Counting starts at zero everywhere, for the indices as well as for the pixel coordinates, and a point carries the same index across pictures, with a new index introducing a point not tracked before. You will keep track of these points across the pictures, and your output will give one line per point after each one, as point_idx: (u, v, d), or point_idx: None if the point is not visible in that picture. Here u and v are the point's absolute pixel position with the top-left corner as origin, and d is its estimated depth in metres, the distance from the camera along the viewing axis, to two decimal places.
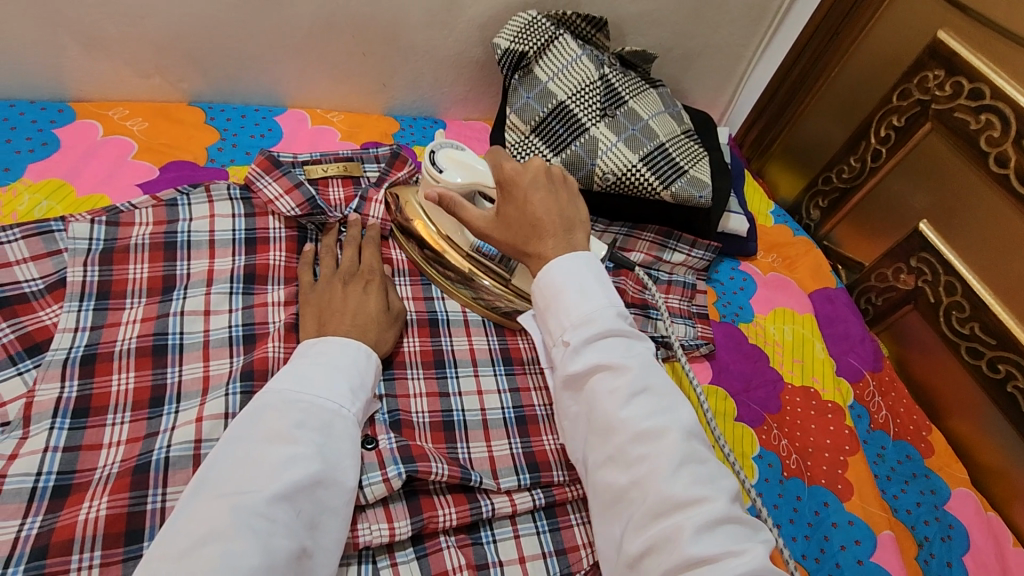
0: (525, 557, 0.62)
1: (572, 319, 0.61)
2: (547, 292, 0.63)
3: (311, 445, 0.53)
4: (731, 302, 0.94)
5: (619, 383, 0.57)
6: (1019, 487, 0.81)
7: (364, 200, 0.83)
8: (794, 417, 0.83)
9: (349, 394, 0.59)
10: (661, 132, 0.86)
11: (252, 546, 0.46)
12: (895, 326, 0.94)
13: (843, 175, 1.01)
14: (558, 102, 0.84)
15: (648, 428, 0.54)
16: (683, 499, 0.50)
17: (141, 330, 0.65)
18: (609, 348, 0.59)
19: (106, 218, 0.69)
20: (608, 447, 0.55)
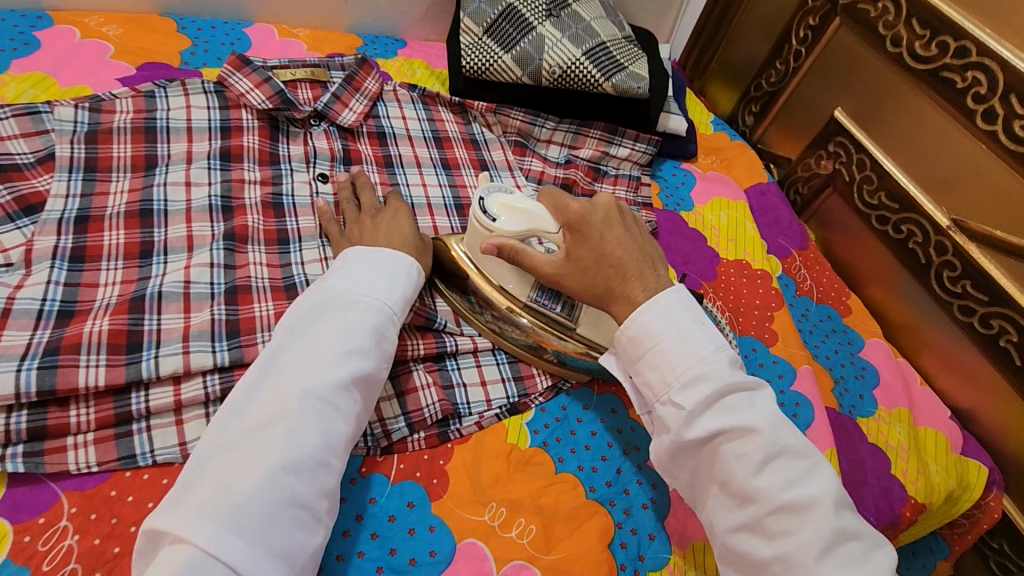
0: (486, 382, 0.70)
1: (678, 376, 0.56)
2: (644, 342, 0.58)
3: (366, 344, 0.56)
4: (673, 195, 1.04)
5: (747, 451, 0.52)
6: (925, 337, 0.91)
7: (334, 98, 0.89)
8: (727, 283, 0.93)
9: (400, 298, 0.61)
10: (601, 33, 0.95)
11: (312, 428, 0.50)
12: (819, 211, 1.05)
13: (771, 80, 1.11)
14: (507, 4, 0.92)
15: (789, 500, 0.51)
16: (782, 509, 0.50)
17: (129, 197, 0.71)
18: (731, 406, 0.54)
19: (89, 104, 0.75)
20: (743, 514, 0.52)
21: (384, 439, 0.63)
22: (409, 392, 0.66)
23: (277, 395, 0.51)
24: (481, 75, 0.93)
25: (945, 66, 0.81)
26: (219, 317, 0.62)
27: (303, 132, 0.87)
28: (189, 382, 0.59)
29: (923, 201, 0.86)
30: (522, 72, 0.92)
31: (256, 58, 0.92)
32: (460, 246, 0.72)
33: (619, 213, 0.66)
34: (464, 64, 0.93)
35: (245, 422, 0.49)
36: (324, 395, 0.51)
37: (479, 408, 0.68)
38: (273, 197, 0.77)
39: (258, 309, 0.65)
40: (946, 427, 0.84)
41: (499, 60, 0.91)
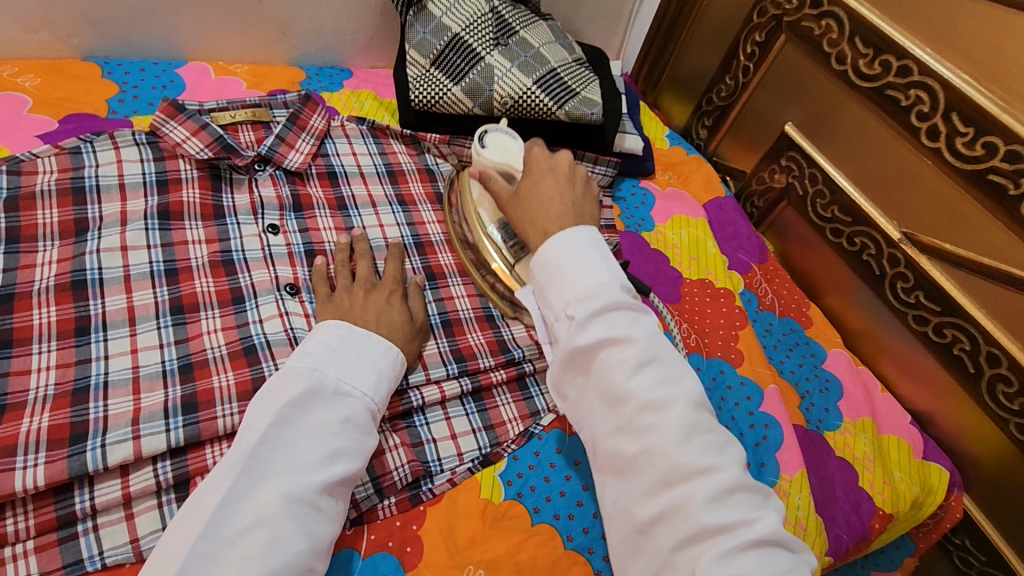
0: (457, 434, 0.68)
1: (576, 295, 0.59)
2: (549, 270, 0.61)
3: (349, 439, 0.56)
4: (634, 215, 1.03)
5: (626, 356, 0.55)
6: (884, 344, 0.93)
7: (279, 140, 0.85)
8: (692, 305, 0.93)
9: (377, 386, 0.61)
10: (551, 59, 0.93)
11: (298, 533, 0.50)
12: (776, 223, 1.06)
13: (721, 94, 1.12)
14: (453, 34, 0.89)
15: (657, 400, 0.53)
16: (651, 406, 0.53)
17: (58, 268, 0.66)
18: (616, 321, 0.57)
19: (7, 167, 0.70)
20: (618, 416, 0.54)
21: (353, 510, 0.60)
22: (376, 455, 0.63)
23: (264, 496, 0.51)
24: (431, 107, 0.91)
25: (889, 84, 0.82)
26: (173, 394, 0.59)
27: (247, 179, 0.82)
28: (139, 470, 0.55)
29: (874, 214, 0.88)
30: (473, 104, 0.89)
31: (191, 102, 0.87)
32: (498, 257, 0.79)
33: (570, 173, 0.73)
34: (413, 96, 0.90)
35: (232, 523, 0.49)
36: (311, 496, 0.52)
37: (450, 463, 0.66)
38: (220, 254, 0.73)
39: (215, 378, 0.62)
40: (908, 433, 0.86)
41: (449, 92, 0.89)
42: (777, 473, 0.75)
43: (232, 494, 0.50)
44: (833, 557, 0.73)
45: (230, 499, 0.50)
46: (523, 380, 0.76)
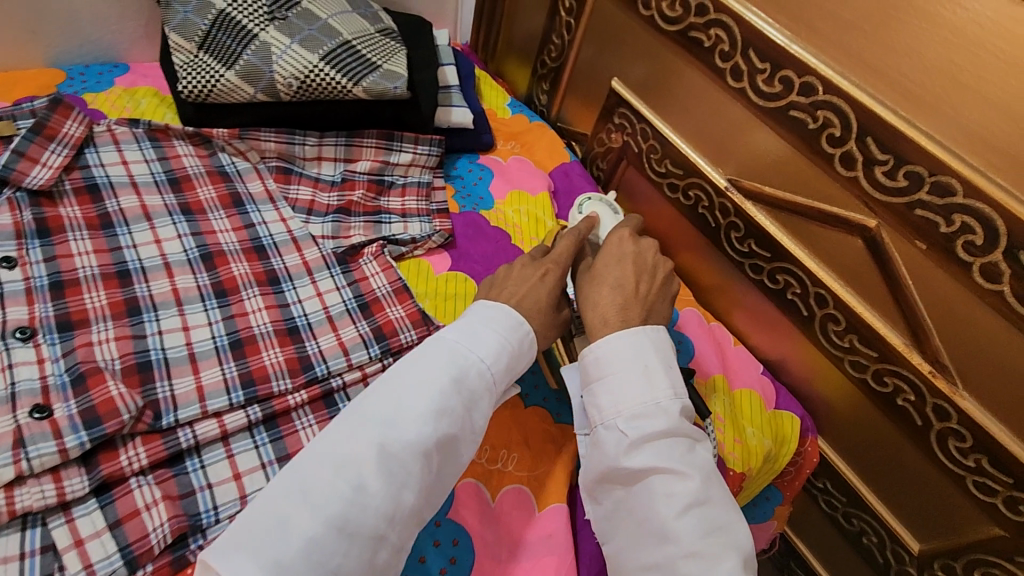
0: (241, 473, 0.59)
1: (628, 409, 0.58)
2: (606, 367, 0.61)
3: (455, 401, 0.54)
4: (470, 194, 0.96)
5: (676, 492, 0.54)
6: (735, 298, 0.89)
7: (14, 155, 0.71)
8: None
9: (493, 350, 0.59)
10: (343, 31, 0.84)
11: (382, 487, 0.49)
12: (621, 185, 1.02)
13: (552, 54, 1.06)
14: (218, 12, 0.79)
15: (703, 549, 0.51)
16: (693, 554, 0.51)
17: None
18: (664, 450, 0.56)
19: None
20: (659, 552, 0.53)
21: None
22: (128, 519, 0.53)
23: (352, 447, 0.50)
24: (207, 99, 0.79)
25: (691, 26, 0.78)
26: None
27: None
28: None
29: (702, 164, 0.85)
30: (254, 89, 0.78)
31: None
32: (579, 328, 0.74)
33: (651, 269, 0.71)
34: (181, 88, 0.78)
35: (320, 463, 0.50)
36: (400, 453, 0.51)
37: (229, 512, 0.57)
38: None
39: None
40: (760, 384, 0.84)
41: (222, 78, 0.77)
42: None
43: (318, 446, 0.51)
44: None
45: (335, 446, 0.51)
46: (331, 397, 0.67)
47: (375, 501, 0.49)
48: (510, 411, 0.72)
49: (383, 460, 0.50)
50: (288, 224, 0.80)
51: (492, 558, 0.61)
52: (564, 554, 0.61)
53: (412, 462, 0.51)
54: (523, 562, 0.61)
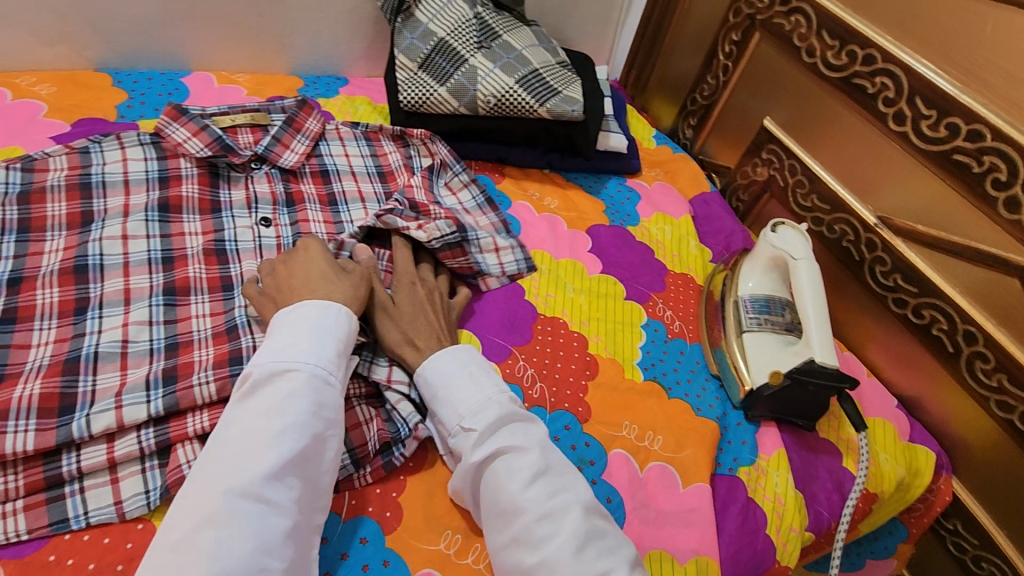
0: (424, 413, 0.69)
1: (466, 407, 0.62)
2: (433, 383, 0.65)
3: (304, 418, 0.54)
4: (619, 211, 1.06)
5: (518, 469, 0.58)
6: (871, 331, 0.92)
7: (274, 140, 0.89)
8: (675, 294, 0.95)
9: (320, 362, 0.58)
10: (534, 60, 0.98)
11: (247, 525, 0.48)
12: (760, 217, 1.08)
13: (705, 93, 1.16)
14: (439, 39, 0.94)
15: (549, 509, 0.55)
16: (545, 515, 0.55)
17: (63, 254, 0.71)
18: (510, 433, 0.60)
19: (21, 165, 0.75)
20: (513, 527, 0.56)
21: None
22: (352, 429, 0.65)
23: (207, 503, 0.48)
24: (419, 108, 0.95)
25: (855, 73, 0.85)
26: (153, 370, 0.64)
27: (244, 177, 0.87)
28: (122, 437, 0.60)
29: (850, 200, 0.91)
30: (458, 103, 0.94)
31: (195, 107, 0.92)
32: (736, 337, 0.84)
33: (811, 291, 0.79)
34: (402, 98, 0.95)
35: (189, 516, 0.48)
36: (261, 485, 0.50)
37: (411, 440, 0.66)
38: (214, 243, 0.78)
39: (198, 362, 0.65)
40: (893, 415, 0.86)
41: (435, 93, 0.93)
42: (754, 452, 0.77)
43: (187, 502, 0.49)
44: (813, 534, 0.74)
45: (198, 491, 0.49)
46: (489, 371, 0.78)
47: (250, 537, 0.47)
48: (656, 399, 0.80)
49: (232, 503, 0.48)
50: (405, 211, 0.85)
51: (641, 520, 0.68)
52: (706, 527, 0.68)
53: (268, 494, 0.50)
54: (669, 528, 0.68)
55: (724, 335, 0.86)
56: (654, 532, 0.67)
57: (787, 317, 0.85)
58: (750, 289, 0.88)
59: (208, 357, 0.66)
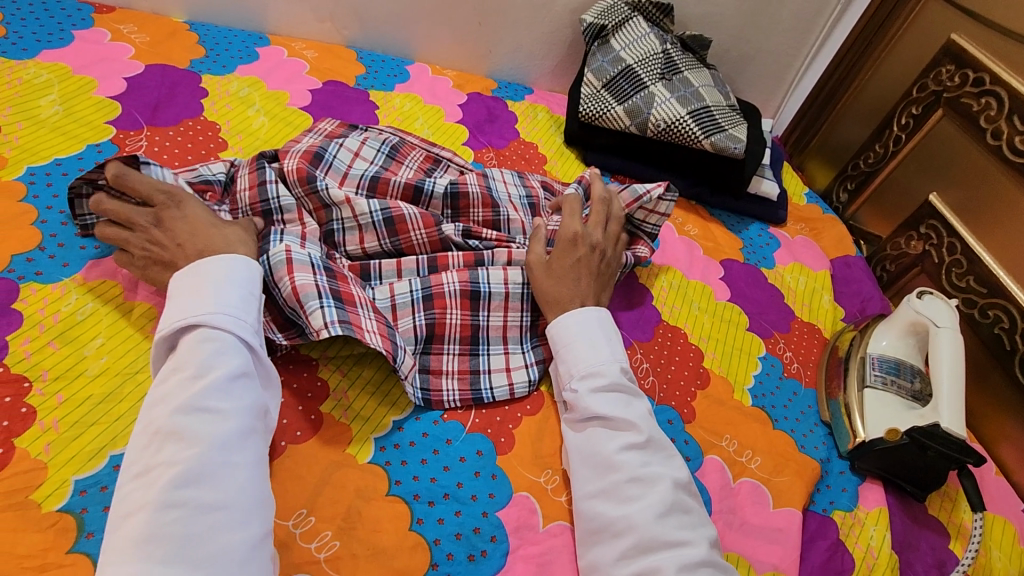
0: (511, 368, 0.74)
1: (579, 368, 0.68)
2: (562, 338, 0.71)
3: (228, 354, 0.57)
4: (756, 252, 1.10)
5: (620, 435, 0.63)
6: (1007, 429, 0.88)
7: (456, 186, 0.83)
8: (799, 338, 0.97)
9: (247, 305, 0.61)
10: (708, 98, 1.05)
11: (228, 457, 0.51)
12: (904, 289, 1.06)
13: (869, 160, 1.17)
14: (626, 65, 1.06)
15: (642, 475, 0.60)
16: (636, 479, 0.60)
17: (427, 230, 0.78)
18: (613, 399, 0.66)
19: (367, 185, 0.81)
20: (603, 481, 0.61)
21: (450, 398, 0.70)
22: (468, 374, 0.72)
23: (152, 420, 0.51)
24: (595, 121, 1.07)
25: None
26: (423, 257, 0.77)
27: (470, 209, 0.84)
28: (300, 270, 0.67)
29: (1012, 287, 0.88)
30: (631, 122, 1.04)
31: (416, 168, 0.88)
32: (855, 387, 0.85)
33: (954, 365, 0.78)
34: (581, 109, 1.07)
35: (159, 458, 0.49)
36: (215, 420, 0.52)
37: (501, 394, 0.72)
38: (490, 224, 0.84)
39: (445, 276, 0.74)
40: (1020, 518, 0.80)
41: (612, 110, 1.05)
42: (853, 502, 0.77)
43: (143, 426, 0.52)
44: None
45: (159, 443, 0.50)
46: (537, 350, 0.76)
47: (204, 442, 0.50)
48: (760, 425, 0.82)
49: (179, 418, 0.51)
50: (425, 170, 0.89)
51: (725, 523, 0.70)
52: (791, 548, 0.70)
53: (193, 401, 0.52)
54: (753, 539, 0.70)
55: (845, 386, 0.86)
56: (737, 537, 0.70)
57: (915, 384, 0.85)
58: (881, 348, 0.88)
59: (454, 279, 0.74)
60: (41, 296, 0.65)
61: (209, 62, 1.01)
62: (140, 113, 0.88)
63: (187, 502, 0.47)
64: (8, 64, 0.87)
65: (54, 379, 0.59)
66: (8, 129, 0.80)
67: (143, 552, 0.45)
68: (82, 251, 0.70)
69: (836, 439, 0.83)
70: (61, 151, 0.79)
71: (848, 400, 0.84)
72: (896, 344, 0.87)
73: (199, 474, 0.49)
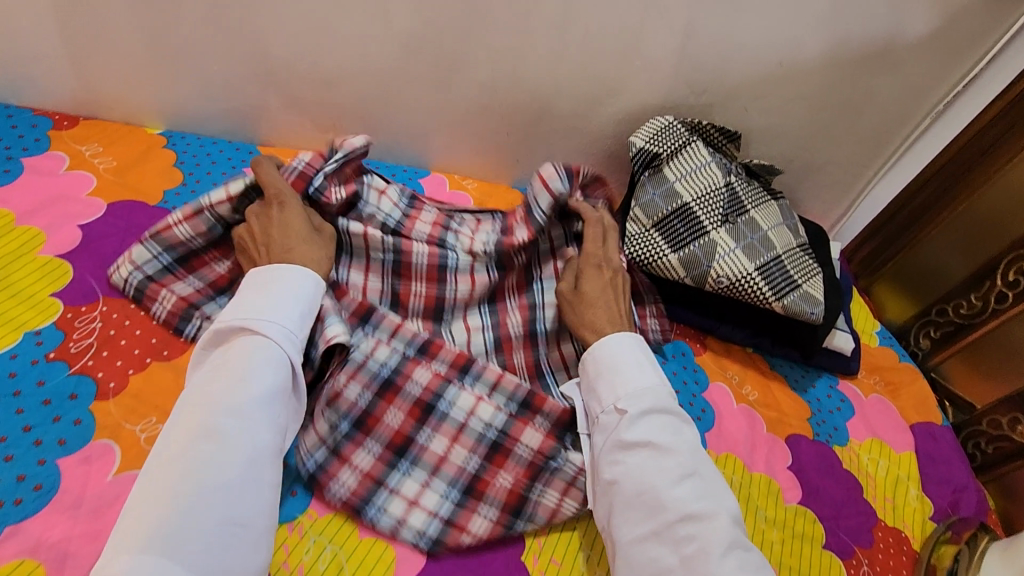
0: (407, 511, 0.65)
1: (625, 390, 0.67)
2: (599, 361, 0.70)
3: (262, 365, 0.58)
4: (826, 422, 0.93)
5: (668, 466, 0.61)
6: None
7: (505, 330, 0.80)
8: (885, 555, 0.80)
9: (293, 318, 0.63)
10: (778, 244, 0.88)
11: (240, 459, 0.53)
12: (1005, 479, 0.90)
13: (960, 309, 0.99)
14: (682, 203, 0.89)
15: (698, 511, 0.58)
16: (690, 518, 0.58)
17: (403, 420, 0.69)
18: (661, 422, 0.64)
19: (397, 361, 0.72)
20: (653, 522, 0.59)
21: None
22: None
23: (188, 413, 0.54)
24: (641, 266, 0.90)
25: None
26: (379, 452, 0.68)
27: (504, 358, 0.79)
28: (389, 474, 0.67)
29: None
30: (686, 274, 0.87)
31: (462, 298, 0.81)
32: None
33: None
34: (626, 252, 0.90)
35: (176, 461, 0.51)
36: (236, 429, 0.54)
37: None
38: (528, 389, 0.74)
39: (427, 437, 0.69)
40: None
41: (664, 258, 0.88)
42: None
43: (181, 419, 0.55)
44: None
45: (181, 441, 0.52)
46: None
47: (235, 452, 0.53)
48: None
49: (219, 420, 0.54)
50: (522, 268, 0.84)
51: None
52: None
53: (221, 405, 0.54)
54: None
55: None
56: None
57: None
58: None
59: (440, 444, 0.69)
60: None
61: (184, 193, 0.84)
62: (97, 278, 0.72)
63: (207, 508, 0.50)
64: None
65: None
66: None
67: (153, 551, 0.47)
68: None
69: None
70: None
71: None
72: None
73: (222, 486, 0.51)
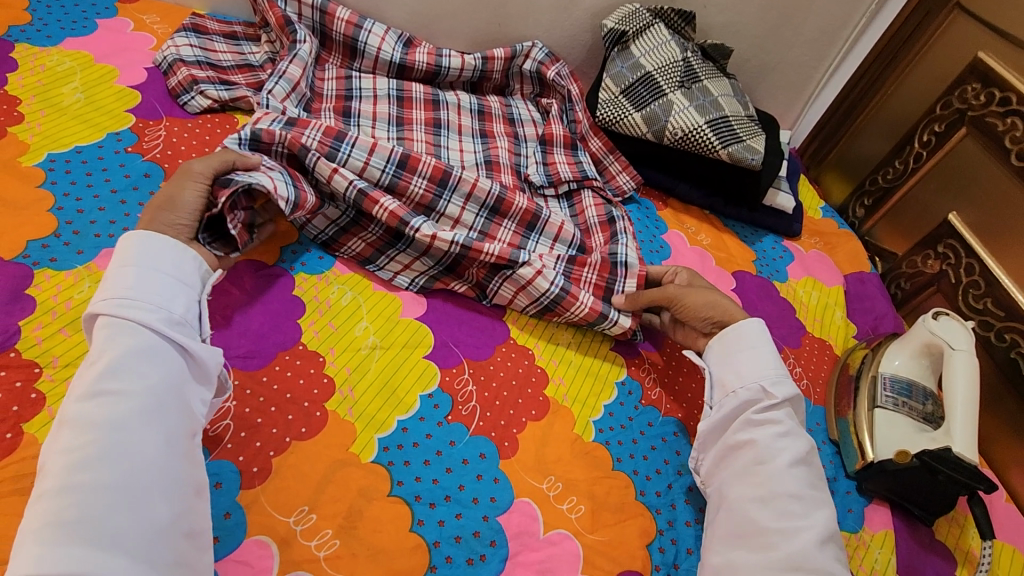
0: (409, 267, 0.81)
1: (770, 373, 0.71)
2: (743, 339, 0.74)
3: (117, 335, 0.55)
4: (769, 264, 1.09)
5: (798, 450, 0.65)
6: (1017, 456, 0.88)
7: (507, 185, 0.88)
8: (809, 354, 0.96)
9: (146, 275, 0.59)
10: (727, 107, 1.04)
11: (111, 432, 0.50)
12: (919, 307, 1.06)
13: (887, 176, 1.16)
14: (645, 72, 1.05)
15: (807, 495, 0.63)
16: (798, 498, 0.62)
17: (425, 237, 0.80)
18: (790, 413, 0.69)
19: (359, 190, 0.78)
20: (765, 493, 0.63)
21: (455, 401, 0.71)
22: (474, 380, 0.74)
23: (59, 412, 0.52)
24: (611, 126, 1.07)
25: None
26: (391, 252, 0.81)
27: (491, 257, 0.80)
28: (409, 272, 0.81)
29: None
30: (648, 129, 1.04)
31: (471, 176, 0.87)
32: (865, 407, 0.83)
33: (968, 388, 0.77)
34: (598, 114, 1.07)
35: (49, 458, 0.49)
36: (95, 404, 0.51)
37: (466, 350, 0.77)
38: (510, 251, 0.80)
39: (420, 259, 0.82)
40: None
41: (630, 116, 1.04)
42: (859, 523, 0.77)
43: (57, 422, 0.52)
44: None
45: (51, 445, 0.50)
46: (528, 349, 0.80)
47: (100, 427, 0.50)
48: None
49: (77, 406, 0.51)
50: (515, 138, 1.09)
51: None
52: None
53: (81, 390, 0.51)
54: None
55: (853, 409, 0.85)
56: None
57: (927, 406, 0.83)
58: (894, 367, 0.86)
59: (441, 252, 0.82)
60: (54, 283, 0.66)
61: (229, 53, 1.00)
62: (160, 104, 0.89)
63: (86, 487, 0.47)
64: (32, 51, 0.88)
65: (64, 366, 0.60)
66: (30, 117, 0.80)
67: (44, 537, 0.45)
68: (97, 240, 0.71)
69: (847, 456, 0.82)
70: (80, 138, 0.80)
71: (858, 419, 0.83)
72: (909, 365, 0.86)
73: (99, 458, 0.48)
